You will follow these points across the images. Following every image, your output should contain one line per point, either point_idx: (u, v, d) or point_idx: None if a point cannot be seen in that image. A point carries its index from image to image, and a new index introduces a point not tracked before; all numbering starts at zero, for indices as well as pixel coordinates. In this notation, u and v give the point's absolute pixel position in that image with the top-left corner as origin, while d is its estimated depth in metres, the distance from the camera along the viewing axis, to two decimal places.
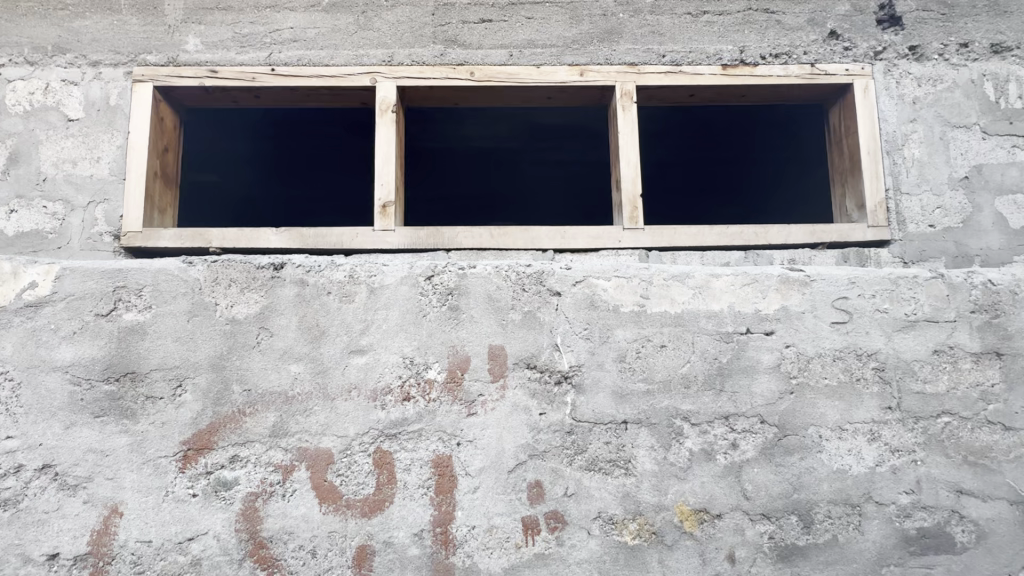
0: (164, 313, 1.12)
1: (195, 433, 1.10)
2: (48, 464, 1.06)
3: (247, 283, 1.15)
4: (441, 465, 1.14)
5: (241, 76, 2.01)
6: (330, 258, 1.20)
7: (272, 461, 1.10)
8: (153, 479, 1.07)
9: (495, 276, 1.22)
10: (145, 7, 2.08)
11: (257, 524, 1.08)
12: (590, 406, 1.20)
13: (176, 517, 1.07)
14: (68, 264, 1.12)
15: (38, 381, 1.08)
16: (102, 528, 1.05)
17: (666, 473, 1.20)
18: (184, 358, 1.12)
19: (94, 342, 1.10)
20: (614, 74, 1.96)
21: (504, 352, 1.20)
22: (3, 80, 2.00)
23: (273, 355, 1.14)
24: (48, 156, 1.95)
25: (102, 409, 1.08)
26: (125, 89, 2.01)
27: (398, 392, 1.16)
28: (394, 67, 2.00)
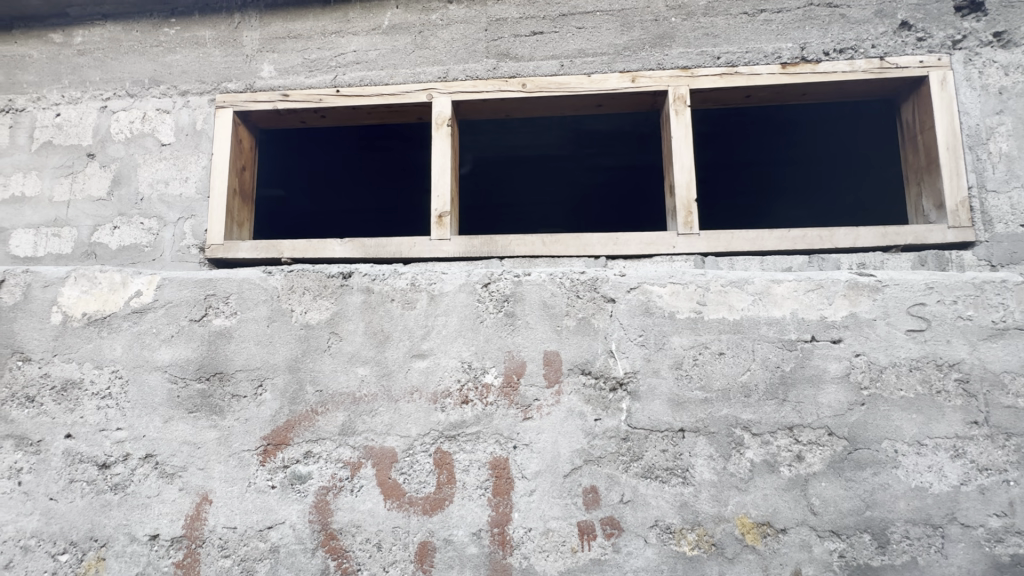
0: (248, 319, 1.23)
1: (274, 430, 1.19)
2: (150, 454, 1.18)
3: (319, 291, 1.24)
4: (498, 467, 1.18)
5: (309, 99, 2.16)
6: (393, 267, 1.27)
7: (341, 458, 1.18)
8: (238, 471, 1.17)
9: (550, 283, 1.25)
10: (227, 40, 2.28)
11: (328, 516, 1.16)
12: (645, 413, 1.20)
13: (258, 506, 1.16)
14: (166, 275, 1.25)
15: (142, 379, 1.21)
16: (195, 514, 1.16)
17: (727, 484, 1.17)
18: (264, 361, 1.21)
19: (188, 345, 1.22)
20: (666, 79, 1.94)
21: (559, 357, 1.22)
22: (110, 111, 2.26)
23: (343, 358, 1.22)
24: (145, 177, 2.17)
25: (195, 406, 1.20)
26: (209, 115, 2.21)
27: (457, 395, 1.20)
28: (449, 82, 2.08)
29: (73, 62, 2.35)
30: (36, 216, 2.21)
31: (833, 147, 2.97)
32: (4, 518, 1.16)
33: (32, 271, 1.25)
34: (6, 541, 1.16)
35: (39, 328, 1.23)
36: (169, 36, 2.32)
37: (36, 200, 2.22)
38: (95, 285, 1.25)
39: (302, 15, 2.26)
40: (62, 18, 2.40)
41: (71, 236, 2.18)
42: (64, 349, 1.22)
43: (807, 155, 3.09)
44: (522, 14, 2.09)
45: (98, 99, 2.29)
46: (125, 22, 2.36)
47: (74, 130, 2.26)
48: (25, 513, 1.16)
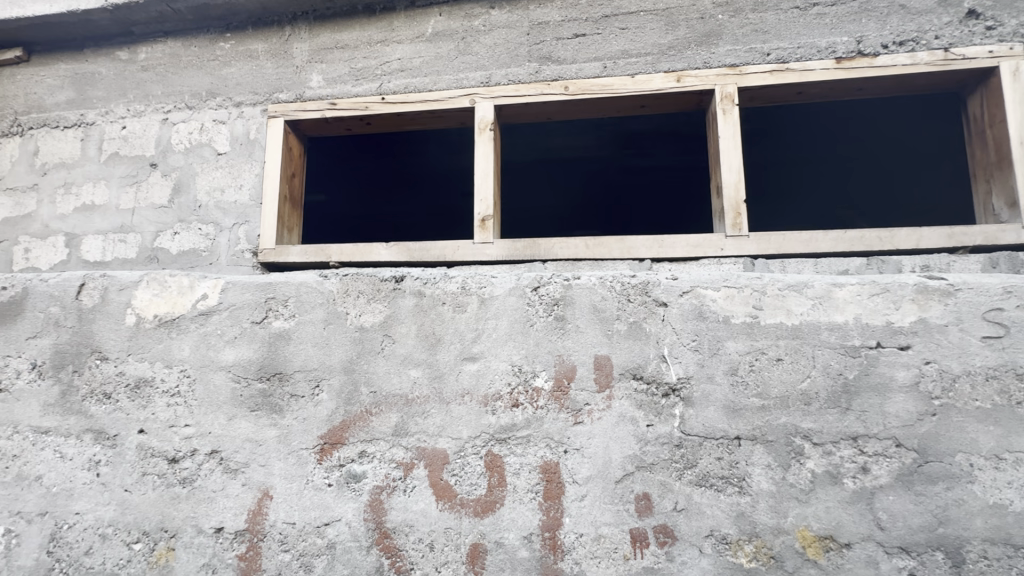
0: (306, 321, 1.27)
1: (330, 429, 1.22)
2: (216, 450, 1.23)
3: (373, 295, 1.27)
4: (549, 471, 1.17)
5: (356, 106, 2.21)
6: (444, 270, 1.29)
7: (395, 458, 1.20)
8: (297, 468, 1.21)
9: (600, 287, 1.24)
10: (278, 52, 2.37)
11: (382, 515, 1.18)
12: (700, 419, 1.17)
13: (316, 503, 1.19)
14: (230, 279, 1.31)
15: (208, 378, 1.26)
16: (257, 508, 1.21)
17: (786, 495, 1.13)
18: (321, 362, 1.25)
19: (250, 346, 1.27)
20: (713, 77, 1.90)
21: (610, 361, 1.21)
22: (170, 123, 2.38)
23: (396, 360, 1.24)
24: (203, 185, 2.28)
25: (256, 405, 1.24)
26: (262, 125, 2.31)
27: (507, 398, 1.21)
28: (492, 87, 2.10)
29: (138, 77, 2.49)
30: (105, 223, 2.36)
31: (873, 144, 2.95)
32: (83, 507, 1.23)
33: (108, 275, 1.32)
34: (85, 529, 1.23)
35: (115, 329, 1.30)
36: (224, 51, 2.43)
37: (105, 208, 2.37)
38: (165, 288, 1.32)
39: (348, 25, 2.33)
40: (127, 36, 2.54)
41: (136, 241, 2.31)
42: (137, 349, 1.29)
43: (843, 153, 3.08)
44: (565, 17, 2.09)
45: (160, 112, 2.42)
46: (185, 38, 2.49)
47: (138, 142, 2.39)
48: (103, 502, 1.23)
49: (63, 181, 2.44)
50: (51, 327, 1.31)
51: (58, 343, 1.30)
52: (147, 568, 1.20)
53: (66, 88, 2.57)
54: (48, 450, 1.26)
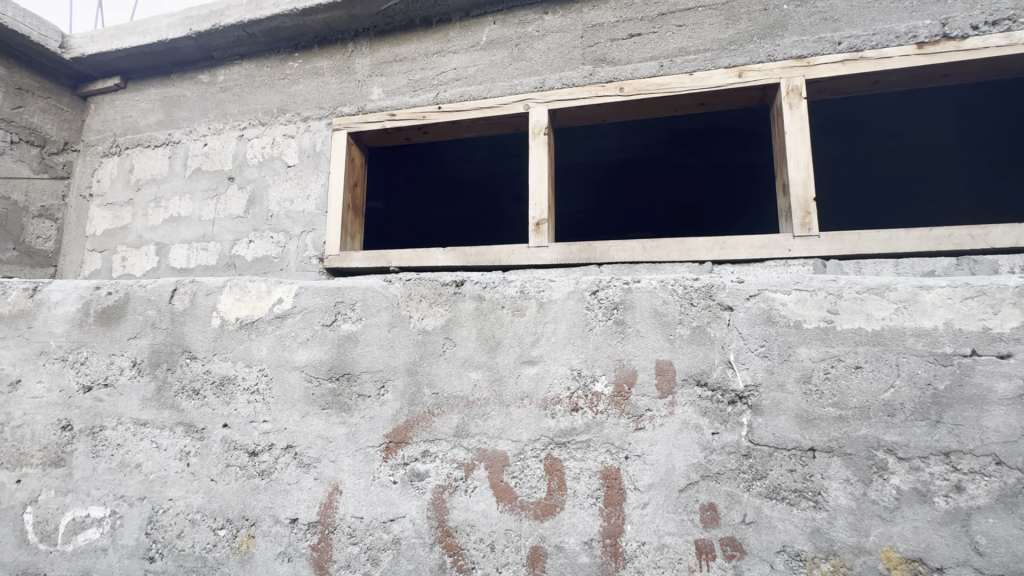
0: (372, 324, 1.33)
1: (395, 428, 1.27)
2: (290, 445, 1.31)
3: (435, 298, 1.31)
4: (610, 477, 1.16)
5: (414, 116, 2.30)
6: (502, 274, 1.30)
7: (456, 459, 1.23)
8: (364, 465, 1.27)
9: (661, 290, 1.21)
10: (342, 68, 2.50)
11: (444, 514, 1.21)
12: (769, 429, 1.12)
13: (382, 499, 1.24)
14: (303, 284, 1.39)
15: (283, 377, 1.35)
16: (328, 502, 1.27)
17: (867, 512, 1.06)
18: (386, 364, 1.30)
19: (321, 348, 1.34)
20: (777, 70, 1.83)
21: (672, 367, 1.18)
22: (246, 139, 2.56)
23: (457, 363, 1.27)
24: (275, 196, 2.44)
25: (327, 403, 1.31)
26: (327, 138, 2.44)
27: (567, 402, 1.21)
28: (546, 92, 2.11)
29: (217, 97, 2.70)
30: (189, 233, 2.57)
31: (939, 140, 2.84)
32: (176, 494, 1.34)
33: (196, 281, 1.44)
34: (178, 513, 1.34)
35: (203, 330, 1.41)
36: (293, 69, 2.59)
37: (190, 219, 2.58)
38: (245, 293, 1.42)
39: (406, 39, 2.42)
40: (208, 60, 2.76)
41: (216, 249, 2.50)
42: (221, 349, 1.39)
43: (893, 155, 3.02)
44: (619, 18, 2.07)
45: (236, 129, 2.60)
46: (258, 59, 2.67)
47: (217, 157, 2.59)
48: (192, 490, 1.34)
49: (154, 195, 2.69)
50: (148, 329, 1.44)
51: (154, 343, 1.43)
52: (231, 553, 1.29)
53: (156, 111, 2.82)
54: (146, 440, 1.39)
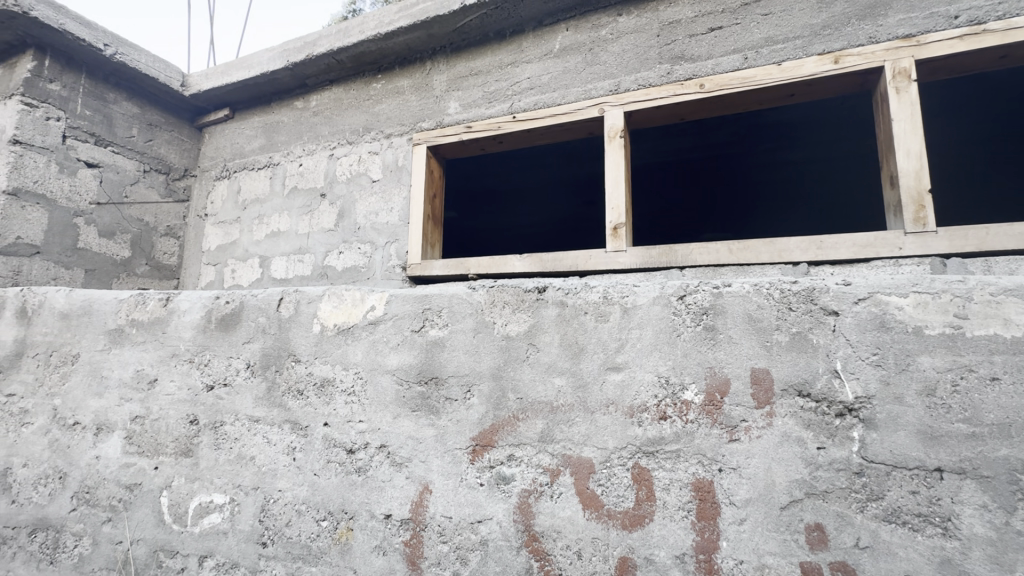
0: (457, 330, 1.37)
1: (481, 432, 1.30)
2: (384, 444, 1.38)
3: (518, 305, 1.32)
4: (702, 490, 1.11)
5: (490, 127, 2.41)
6: (585, 281, 1.30)
7: (541, 464, 1.24)
8: (452, 466, 1.31)
9: (755, 294, 1.15)
10: (421, 86, 2.64)
11: (530, 518, 1.22)
12: (885, 445, 1.02)
13: (469, 501, 1.28)
14: (393, 292, 1.46)
15: (376, 380, 1.43)
16: (419, 500, 1.32)
17: (1011, 544, 0.93)
18: (471, 368, 1.34)
19: (410, 352, 1.40)
20: (879, 53, 1.83)
21: (770, 375, 1.11)
22: (335, 158, 2.77)
23: (540, 368, 1.28)
24: (362, 210, 2.61)
25: (416, 405, 1.37)
26: (408, 152, 2.57)
27: (655, 410, 1.17)
28: (621, 94, 2.18)
29: (310, 121, 2.94)
30: (288, 246, 2.80)
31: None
32: (285, 486, 1.47)
33: (299, 291, 1.57)
34: (286, 504, 1.46)
35: (305, 335, 1.53)
36: (376, 90, 2.76)
37: (288, 233, 2.82)
38: (342, 301, 1.52)
39: (481, 53, 2.52)
40: (302, 88, 3.02)
41: (310, 261, 2.71)
42: (322, 353, 1.50)
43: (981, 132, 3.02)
44: (698, 13, 2.12)
45: (327, 149, 2.82)
46: (345, 83, 2.88)
47: (311, 176, 2.82)
48: (298, 483, 1.45)
49: (258, 213, 2.97)
50: (260, 334, 1.59)
51: (265, 347, 1.57)
52: (332, 543, 1.39)
53: (259, 136, 3.12)
54: (259, 436, 1.53)
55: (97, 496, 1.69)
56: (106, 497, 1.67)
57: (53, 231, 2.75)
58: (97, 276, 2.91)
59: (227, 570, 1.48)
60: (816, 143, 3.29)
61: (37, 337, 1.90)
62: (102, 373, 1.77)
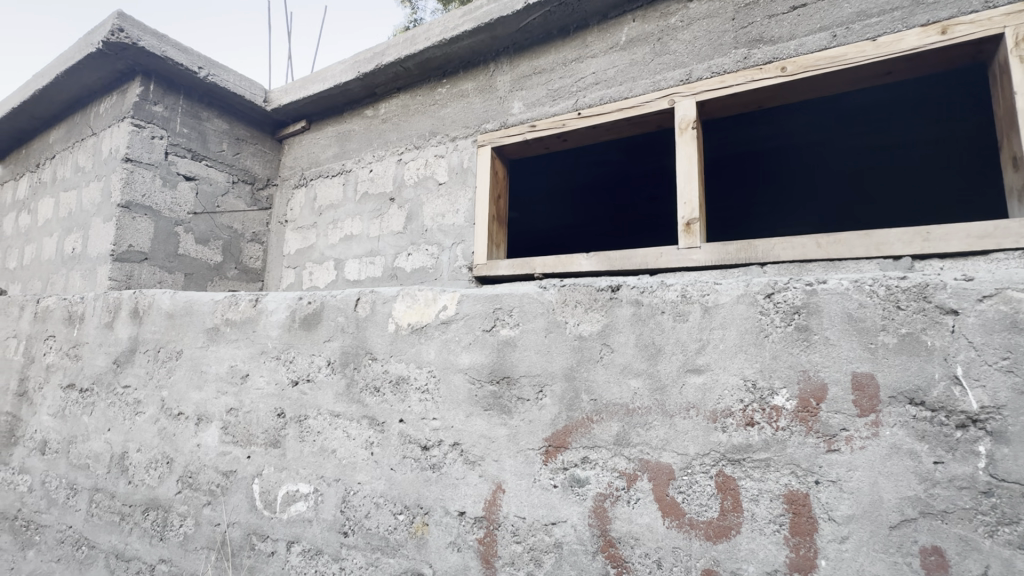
0: (529, 329, 1.36)
1: (554, 433, 1.28)
2: (457, 442, 1.40)
3: (590, 304, 1.29)
4: (796, 503, 1.03)
5: (554, 125, 2.42)
6: (661, 279, 1.24)
7: (617, 468, 1.20)
8: (526, 467, 1.30)
9: (855, 292, 1.05)
10: (484, 88, 2.69)
11: (606, 523, 1.19)
12: (1019, 461, 0.90)
13: (543, 502, 1.26)
14: (464, 292, 1.47)
15: (449, 379, 1.44)
16: (492, 499, 1.33)
17: None
18: (544, 368, 1.32)
19: (482, 352, 1.41)
20: (996, 20, 1.67)
21: (875, 381, 1.01)
22: (403, 162, 2.86)
23: (615, 369, 1.24)
24: (429, 212, 2.69)
25: (489, 405, 1.37)
26: (473, 154, 2.62)
27: (740, 416, 1.10)
28: (692, 83, 2.13)
29: (379, 129, 3.06)
30: (360, 249, 2.93)
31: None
32: (364, 479, 1.52)
33: (375, 292, 1.62)
34: (365, 496, 1.51)
35: (381, 334, 1.58)
36: (441, 94, 2.83)
37: (360, 237, 2.95)
38: (415, 301, 1.55)
39: (545, 50, 2.54)
40: (371, 97, 3.14)
41: (381, 263, 2.82)
42: (397, 351, 1.54)
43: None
44: None
45: (395, 154, 2.91)
46: (412, 90, 2.97)
47: (381, 181, 2.93)
48: (376, 476, 1.51)
49: (333, 218, 3.13)
50: (339, 333, 1.66)
51: (344, 346, 1.64)
52: (409, 537, 1.42)
53: (333, 145, 3.29)
54: (340, 430, 1.60)
55: (199, 480, 1.84)
56: (206, 482, 1.82)
57: (158, 240, 3.04)
58: (194, 280, 3.19)
59: (312, 556, 1.56)
60: (865, 135, 3.30)
61: (148, 334, 2.11)
62: (201, 367, 1.93)
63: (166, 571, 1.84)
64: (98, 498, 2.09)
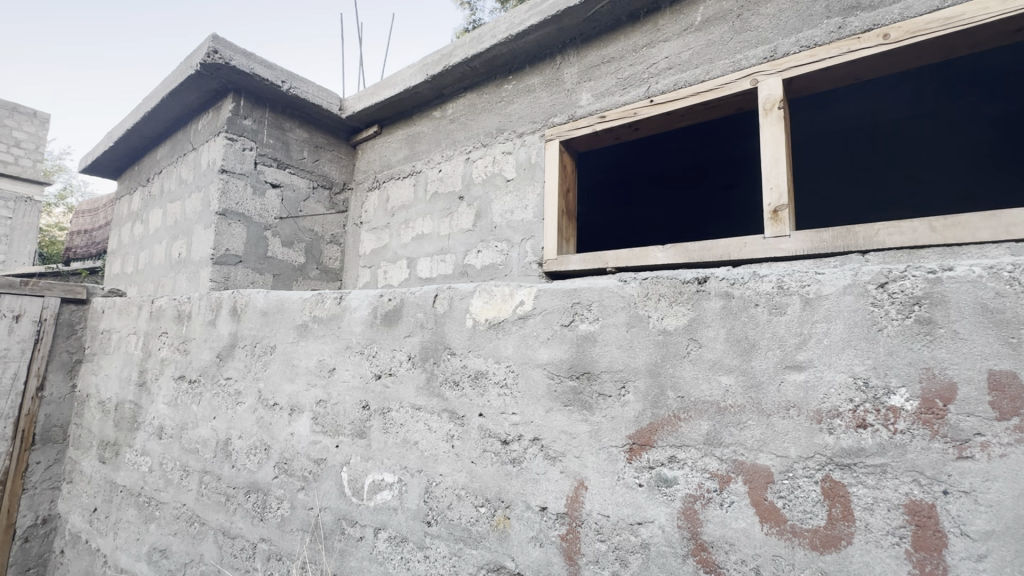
0: (609, 324, 1.33)
1: (638, 430, 1.24)
2: (537, 437, 1.40)
3: (675, 297, 1.24)
4: (920, 515, 0.93)
5: (626, 114, 2.44)
6: (753, 269, 1.17)
7: (708, 469, 1.14)
8: (609, 464, 1.27)
9: (991, 279, 0.93)
10: (552, 82, 2.73)
11: (697, 526, 1.14)
12: None
13: (628, 501, 1.23)
14: (541, 287, 1.47)
15: (527, 374, 1.44)
16: (574, 496, 1.31)
17: None
18: (626, 364, 1.28)
19: (561, 347, 1.39)
20: None
21: (1017, 381, 0.89)
22: (471, 161, 2.93)
23: (704, 366, 1.18)
24: (498, 209, 2.74)
25: (569, 400, 1.36)
26: (541, 149, 2.66)
27: (850, 417, 1.01)
28: (777, 61, 2.09)
29: (447, 129, 3.14)
30: (431, 247, 3.03)
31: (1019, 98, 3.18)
32: (445, 471, 1.56)
33: (452, 288, 1.66)
34: (447, 487, 1.55)
35: (459, 330, 1.61)
36: (508, 91, 2.89)
37: (431, 235, 3.04)
38: (492, 296, 1.56)
39: (613, 38, 2.56)
40: (439, 98, 3.23)
41: (452, 260, 2.90)
42: (475, 346, 1.57)
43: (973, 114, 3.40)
44: None
45: (463, 153, 2.99)
46: (478, 89, 3.03)
47: (450, 180, 3.01)
48: (457, 469, 1.54)
49: (404, 218, 3.24)
50: (419, 328, 1.71)
51: (424, 341, 1.69)
52: (491, 529, 1.44)
53: (403, 148, 3.41)
54: (422, 422, 1.65)
55: (293, 467, 1.97)
56: (299, 468, 1.95)
57: (251, 244, 3.29)
58: (281, 280, 3.43)
59: (398, 543, 1.62)
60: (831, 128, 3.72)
61: (245, 331, 2.29)
62: (293, 361, 2.06)
63: (267, 550, 1.99)
64: (207, 479, 2.30)
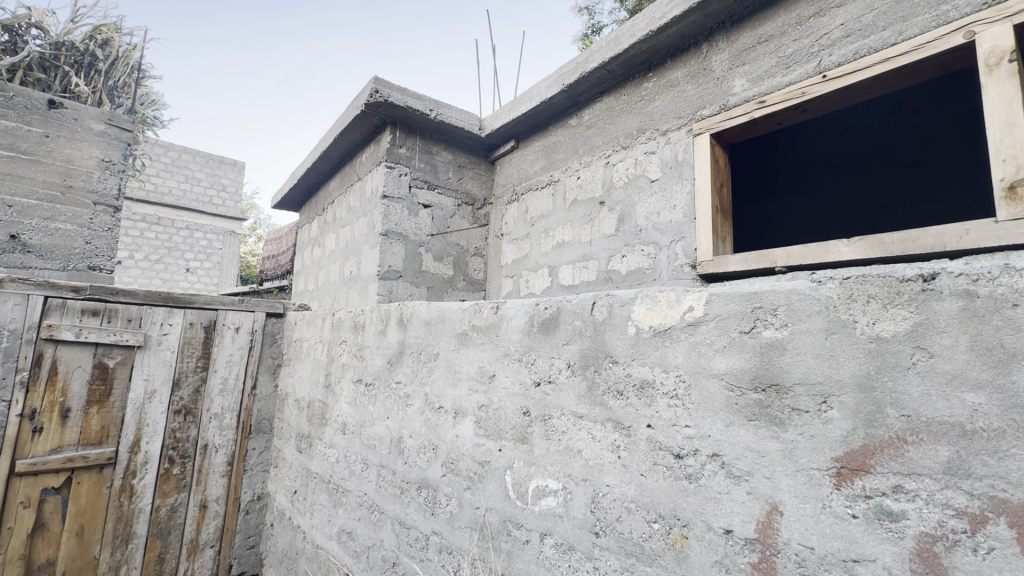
0: (801, 330, 1.18)
1: (848, 452, 1.08)
2: (717, 454, 1.29)
3: (892, 298, 1.06)
4: None
5: (792, 95, 2.22)
6: (1005, 261, 0.95)
7: (952, 504, 0.95)
8: (810, 489, 1.12)
9: None
10: (698, 73, 2.59)
11: (940, 572, 0.95)
12: None
13: (838, 533, 1.08)
14: (712, 290, 1.36)
15: (701, 384, 1.35)
16: (766, 521, 1.18)
17: None
18: (827, 375, 1.13)
19: (741, 356, 1.27)
20: None
21: None
22: (612, 165, 2.90)
23: (939, 380, 0.98)
24: (642, 213, 2.68)
25: (754, 414, 1.23)
26: (689, 144, 2.53)
27: None
28: (1003, 5, 1.73)
29: (585, 135, 3.15)
30: (572, 255, 3.05)
31: None
32: (612, 481, 1.53)
33: (610, 295, 1.63)
34: (615, 499, 1.52)
35: (621, 337, 1.57)
36: (648, 89, 2.81)
37: (573, 243, 3.06)
38: (655, 302, 1.50)
39: (770, 16, 2.38)
40: (574, 106, 3.25)
41: (595, 267, 2.89)
42: (639, 354, 1.52)
43: None
44: None
45: (603, 158, 2.98)
46: (616, 91, 2.99)
47: (590, 187, 3.01)
48: (625, 480, 1.50)
49: (544, 227, 3.31)
50: (577, 336, 1.71)
51: (583, 348, 1.69)
52: (666, 547, 1.37)
53: (540, 159, 3.49)
54: (584, 431, 1.64)
55: (459, 467, 2.11)
56: (465, 468, 2.08)
57: (409, 259, 3.63)
58: (434, 291, 3.73)
59: (566, 551, 1.63)
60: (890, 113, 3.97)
61: (411, 339, 2.52)
62: (454, 367, 2.21)
63: (438, 543, 2.15)
64: (384, 472, 2.57)
